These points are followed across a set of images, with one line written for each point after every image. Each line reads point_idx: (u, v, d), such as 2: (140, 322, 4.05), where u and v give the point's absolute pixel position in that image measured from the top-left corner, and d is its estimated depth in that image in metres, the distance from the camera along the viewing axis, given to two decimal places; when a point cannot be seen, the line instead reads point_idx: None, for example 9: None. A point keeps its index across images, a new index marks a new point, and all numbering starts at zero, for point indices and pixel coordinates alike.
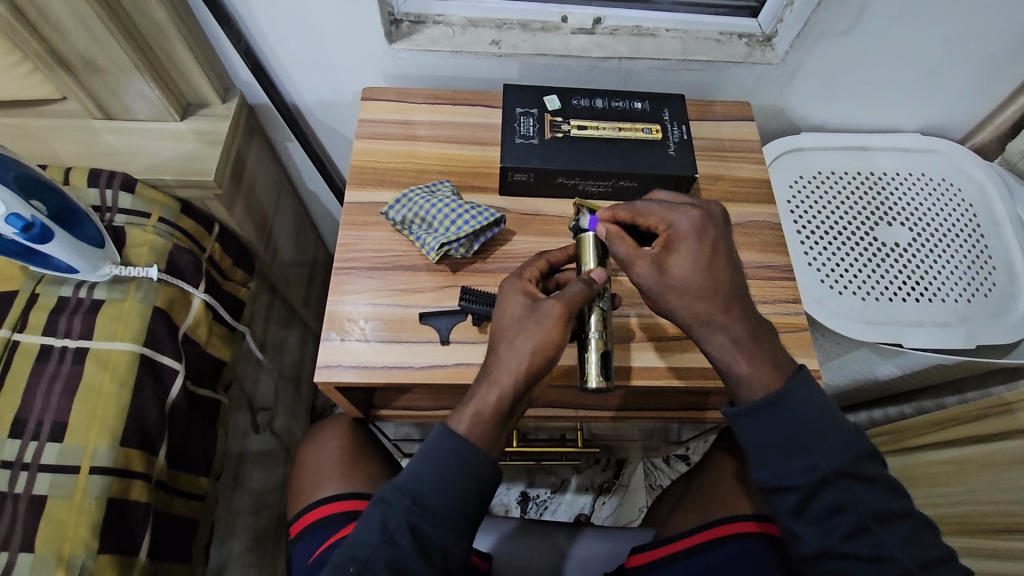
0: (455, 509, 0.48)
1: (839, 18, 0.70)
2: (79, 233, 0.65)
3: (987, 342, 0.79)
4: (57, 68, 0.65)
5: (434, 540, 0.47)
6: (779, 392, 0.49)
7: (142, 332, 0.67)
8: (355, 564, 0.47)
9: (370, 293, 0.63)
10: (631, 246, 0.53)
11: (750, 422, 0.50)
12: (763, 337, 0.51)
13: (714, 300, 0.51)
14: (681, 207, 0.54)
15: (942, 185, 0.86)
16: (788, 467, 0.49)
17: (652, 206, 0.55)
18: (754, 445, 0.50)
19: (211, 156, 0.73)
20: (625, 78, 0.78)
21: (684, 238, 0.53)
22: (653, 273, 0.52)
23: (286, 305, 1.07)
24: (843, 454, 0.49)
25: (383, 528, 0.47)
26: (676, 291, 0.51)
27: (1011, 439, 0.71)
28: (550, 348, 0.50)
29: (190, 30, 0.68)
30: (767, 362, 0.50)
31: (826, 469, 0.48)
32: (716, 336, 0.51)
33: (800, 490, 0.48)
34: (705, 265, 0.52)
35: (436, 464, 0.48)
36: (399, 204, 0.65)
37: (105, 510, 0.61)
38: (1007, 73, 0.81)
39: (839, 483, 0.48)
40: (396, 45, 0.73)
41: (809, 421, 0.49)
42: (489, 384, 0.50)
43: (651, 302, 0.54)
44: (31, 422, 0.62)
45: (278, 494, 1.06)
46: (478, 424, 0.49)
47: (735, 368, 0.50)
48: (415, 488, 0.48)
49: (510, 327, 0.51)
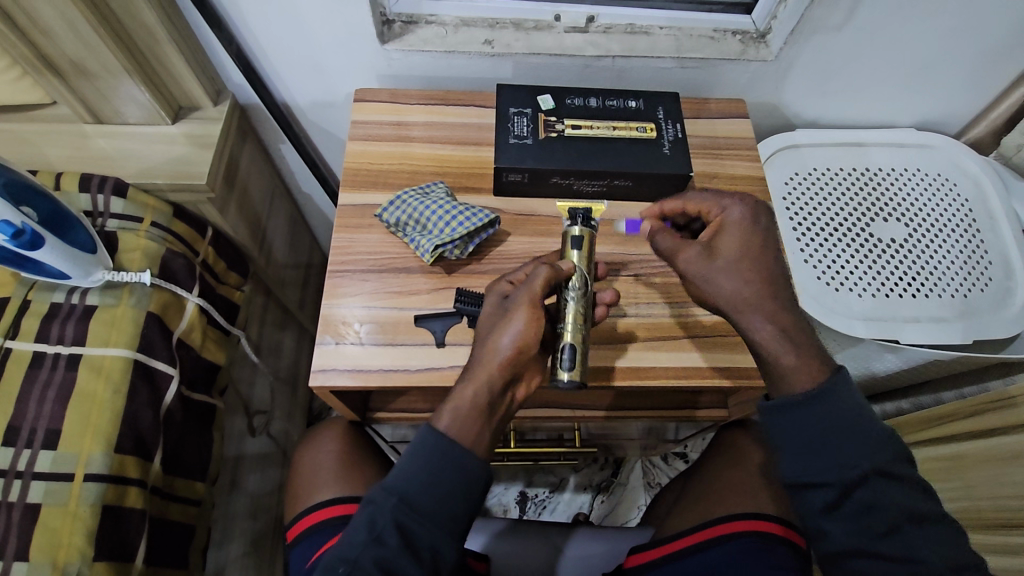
0: (445, 508, 0.48)
1: (833, 14, 0.70)
2: (69, 239, 0.64)
3: (984, 336, 0.79)
4: (47, 72, 0.64)
5: (424, 540, 0.47)
6: (822, 385, 0.49)
7: (136, 337, 0.67)
8: (345, 564, 0.46)
9: (365, 296, 0.62)
10: (676, 238, 0.57)
11: (786, 417, 0.50)
12: (808, 330, 0.52)
13: (760, 289, 0.52)
14: (730, 199, 0.58)
15: (937, 179, 0.86)
16: (824, 463, 0.49)
17: (703, 197, 0.59)
18: (790, 442, 0.50)
19: (203, 159, 0.73)
20: (619, 76, 0.78)
21: (732, 224, 0.55)
22: (700, 256, 0.54)
23: (281, 308, 1.07)
24: (880, 452, 0.49)
25: (372, 527, 0.47)
26: (724, 274, 0.53)
27: (1010, 433, 0.71)
28: (526, 339, 0.50)
29: (180, 32, 0.68)
30: (811, 355, 0.51)
31: (865, 465, 0.48)
32: (762, 323, 0.51)
33: (834, 487, 0.48)
34: (751, 253, 0.53)
35: (424, 464, 0.48)
36: (393, 206, 0.65)
37: (101, 517, 0.61)
38: (1002, 66, 0.80)
39: (874, 480, 0.49)
40: (389, 45, 0.73)
41: (848, 416, 0.49)
42: (469, 377, 0.50)
43: (694, 289, 0.56)
44: (24, 429, 0.62)
45: (275, 498, 1.06)
46: (457, 420, 0.49)
47: (782, 358, 0.50)
48: (403, 488, 0.48)
49: (484, 326, 0.52)
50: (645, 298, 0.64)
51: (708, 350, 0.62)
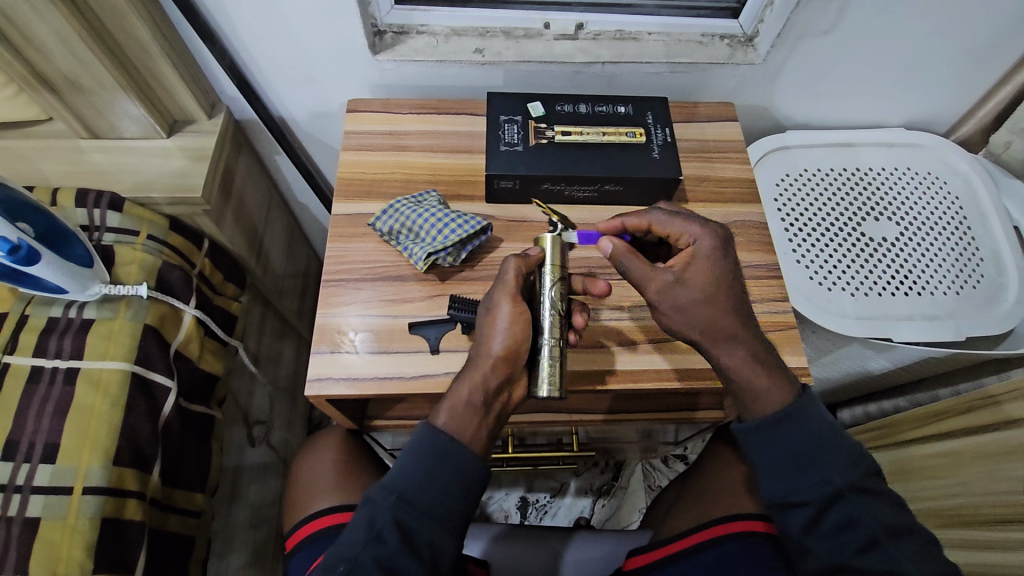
0: (442, 506, 0.49)
1: (819, 17, 0.71)
2: (66, 254, 0.65)
3: (976, 333, 0.80)
4: (42, 89, 0.65)
5: (422, 537, 0.48)
6: (794, 407, 0.52)
7: (134, 350, 0.67)
8: (344, 563, 0.46)
9: (360, 304, 0.63)
10: (642, 262, 0.54)
11: (760, 438, 0.52)
12: (775, 355, 0.54)
13: (728, 318, 0.52)
14: (695, 220, 0.55)
15: (928, 178, 0.87)
16: (800, 482, 0.51)
17: (665, 219, 0.56)
18: (765, 463, 0.52)
19: (198, 171, 0.73)
20: (609, 82, 0.79)
21: (704, 254, 0.53)
22: (673, 288, 0.52)
23: (279, 317, 1.07)
24: (852, 469, 0.52)
25: (371, 526, 0.47)
26: (694, 305, 0.52)
27: (1000, 429, 0.72)
28: (517, 338, 0.51)
29: (173, 48, 0.69)
30: (780, 378, 0.53)
31: (838, 482, 0.51)
32: (734, 350, 0.52)
33: (812, 504, 0.51)
34: (722, 285, 0.52)
35: (421, 463, 0.49)
36: (386, 214, 0.66)
37: (100, 529, 0.61)
38: (989, 65, 0.81)
39: (850, 496, 0.51)
40: (380, 56, 0.74)
41: (820, 434, 0.52)
42: (464, 375, 0.51)
43: (662, 317, 0.54)
44: (23, 444, 0.62)
45: (275, 508, 1.06)
46: (454, 419, 0.50)
47: (754, 383, 0.52)
48: (401, 486, 0.48)
49: (478, 327, 0.53)
50: (637, 301, 0.65)
51: (701, 352, 0.62)
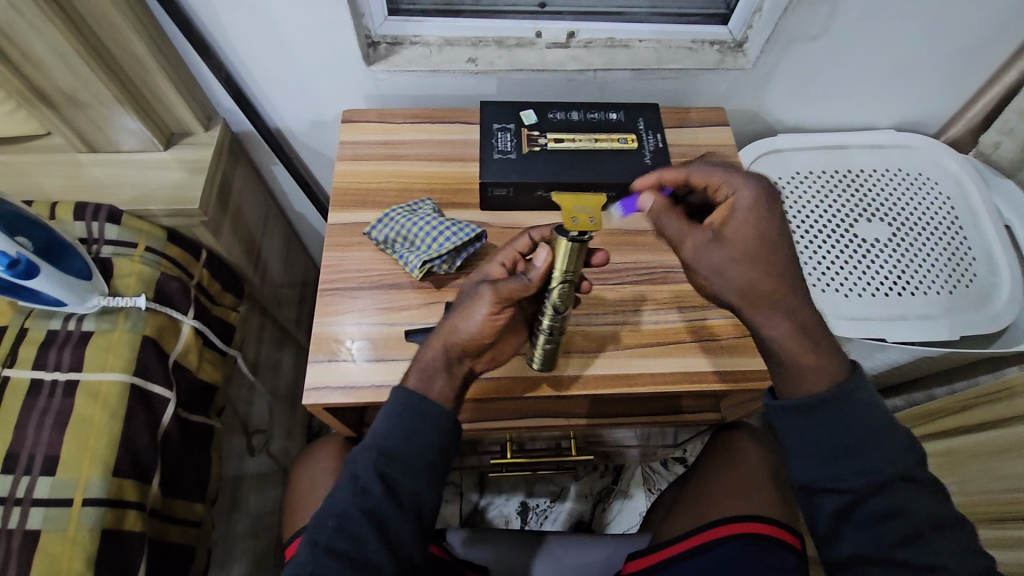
0: (422, 456, 0.51)
1: (806, 23, 0.72)
2: (64, 267, 0.65)
3: (970, 333, 0.80)
4: (40, 104, 0.65)
5: (406, 486, 0.50)
6: (843, 388, 0.49)
7: (132, 361, 0.68)
8: (332, 520, 0.49)
9: (357, 312, 0.63)
10: (682, 221, 0.53)
11: (801, 418, 0.49)
12: (828, 331, 0.51)
13: (777, 282, 0.50)
14: (745, 179, 0.54)
15: (919, 178, 0.87)
16: (845, 468, 0.48)
17: (713, 173, 0.55)
18: (803, 445, 0.49)
19: (195, 183, 0.74)
20: (602, 89, 0.80)
21: (750, 211, 0.52)
22: (710, 245, 0.52)
23: (278, 326, 1.08)
24: (902, 456, 0.49)
25: (355, 482, 0.50)
26: (739, 266, 0.51)
27: (1004, 426, 0.70)
28: (489, 321, 0.52)
29: (170, 61, 0.70)
30: (830, 354, 0.50)
31: (886, 471, 0.48)
32: (781, 321, 0.50)
33: (854, 493, 0.48)
34: (763, 242, 0.51)
35: (398, 420, 0.51)
36: (382, 223, 0.66)
37: (100, 541, 0.61)
38: (976, 67, 0.82)
39: (898, 486, 0.48)
40: (374, 67, 0.75)
41: (869, 421, 0.49)
42: (434, 342, 0.53)
43: (699, 279, 0.53)
44: (23, 456, 0.62)
45: (275, 517, 1.06)
46: (424, 382, 0.53)
47: (798, 359, 0.50)
48: (382, 442, 0.50)
49: (459, 299, 0.54)
50: (632, 306, 0.65)
51: (695, 356, 0.63)
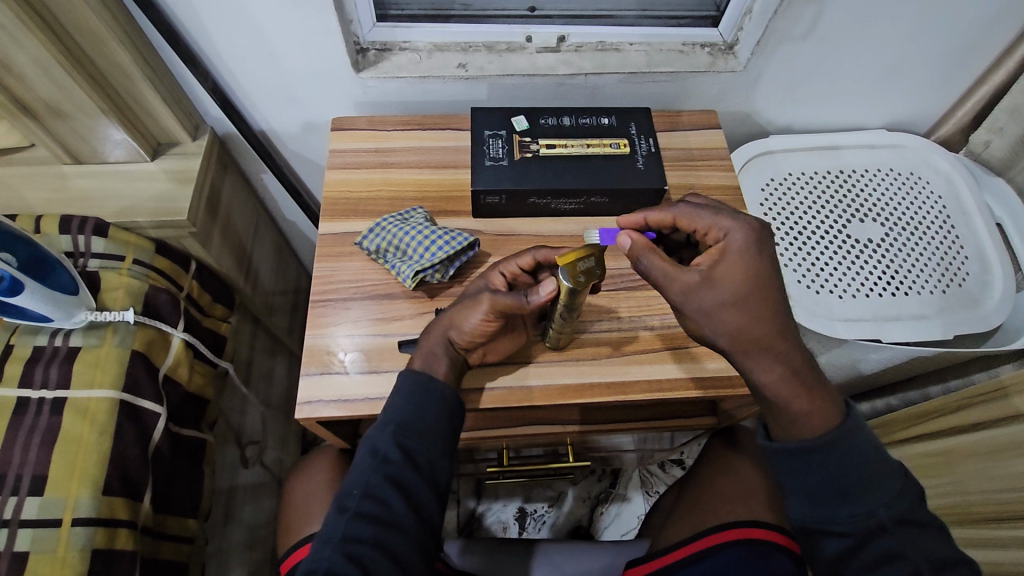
0: (434, 429, 0.54)
1: (796, 25, 0.72)
2: (50, 283, 0.64)
3: (964, 332, 0.80)
4: (23, 116, 0.64)
5: (423, 455, 0.54)
6: (838, 432, 0.50)
7: (121, 377, 0.67)
8: (358, 489, 0.52)
9: (350, 324, 0.63)
10: (665, 262, 0.52)
11: (791, 461, 0.51)
12: (816, 369, 0.51)
13: (766, 326, 0.50)
14: (729, 218, 0.52)
15: (910, 178, 0.88)
16: (841, 512, 0.50)
17: (698, 213, 0.53)
18: (797, 488, 0.51)
19: (182, 194, 0.73)
20: (593, 94, 0.79)
21: (737, 252, 0.51)
22: (699, 289, 0.51)
23: (270, 335, 1.07)
24: (900, 500, 0.50)
25: (375, 452, 0.53)
26: (730, 312, 0.50)
27: (999, 427, 0.71)
28: (488, 325, 0.55)
29: (155, 72, 0.69)
30: (821, 398, 0.51)
31: (883, 515, 0.50)
32: (770, 366, 0.50)
33: (852, 535, 0.50)
34: (753, 285, 0.50)
35: (407, 400, 0.54)
36: (373, 233, 0.66)
37: (91, 561, 0.60)
38: (965, 67, 0.82)
39: (900, 529, 0.50)
40: (364, 74, 0.74)
41: (868, 458, 0.50)
42: (438, 329, 0.56)
43: (689, 321, 0.53)
44: (10, 476, 0.61)
45: (270, 529, 1.05)
46: (432, 364, 0.56)
47: (790, 405, 0.50)
48: (395, 418, 0.54)
49: (466, 296, 0.58)
50: (627, 312, 0.65)
51: (690, 362, 0.62)
